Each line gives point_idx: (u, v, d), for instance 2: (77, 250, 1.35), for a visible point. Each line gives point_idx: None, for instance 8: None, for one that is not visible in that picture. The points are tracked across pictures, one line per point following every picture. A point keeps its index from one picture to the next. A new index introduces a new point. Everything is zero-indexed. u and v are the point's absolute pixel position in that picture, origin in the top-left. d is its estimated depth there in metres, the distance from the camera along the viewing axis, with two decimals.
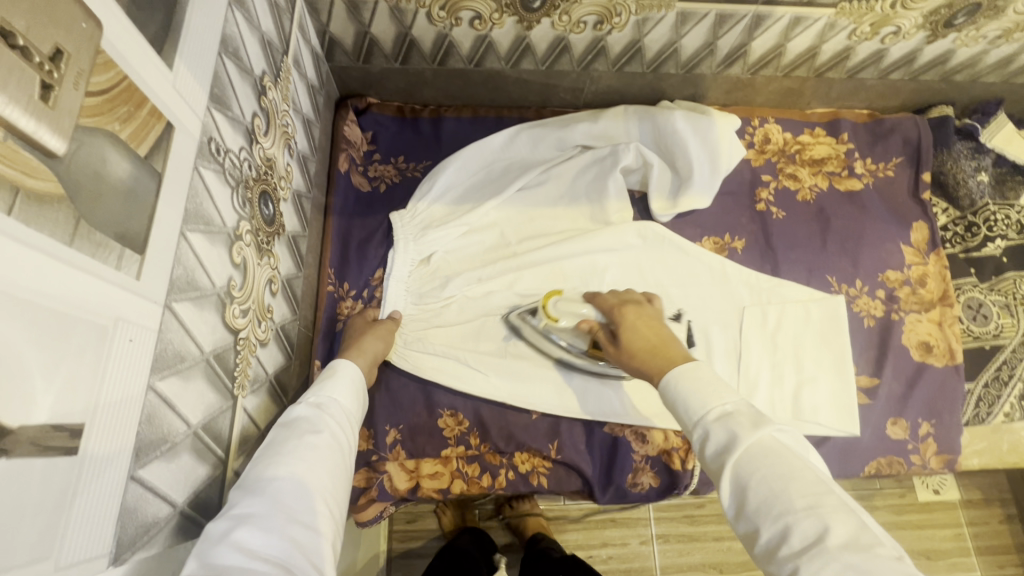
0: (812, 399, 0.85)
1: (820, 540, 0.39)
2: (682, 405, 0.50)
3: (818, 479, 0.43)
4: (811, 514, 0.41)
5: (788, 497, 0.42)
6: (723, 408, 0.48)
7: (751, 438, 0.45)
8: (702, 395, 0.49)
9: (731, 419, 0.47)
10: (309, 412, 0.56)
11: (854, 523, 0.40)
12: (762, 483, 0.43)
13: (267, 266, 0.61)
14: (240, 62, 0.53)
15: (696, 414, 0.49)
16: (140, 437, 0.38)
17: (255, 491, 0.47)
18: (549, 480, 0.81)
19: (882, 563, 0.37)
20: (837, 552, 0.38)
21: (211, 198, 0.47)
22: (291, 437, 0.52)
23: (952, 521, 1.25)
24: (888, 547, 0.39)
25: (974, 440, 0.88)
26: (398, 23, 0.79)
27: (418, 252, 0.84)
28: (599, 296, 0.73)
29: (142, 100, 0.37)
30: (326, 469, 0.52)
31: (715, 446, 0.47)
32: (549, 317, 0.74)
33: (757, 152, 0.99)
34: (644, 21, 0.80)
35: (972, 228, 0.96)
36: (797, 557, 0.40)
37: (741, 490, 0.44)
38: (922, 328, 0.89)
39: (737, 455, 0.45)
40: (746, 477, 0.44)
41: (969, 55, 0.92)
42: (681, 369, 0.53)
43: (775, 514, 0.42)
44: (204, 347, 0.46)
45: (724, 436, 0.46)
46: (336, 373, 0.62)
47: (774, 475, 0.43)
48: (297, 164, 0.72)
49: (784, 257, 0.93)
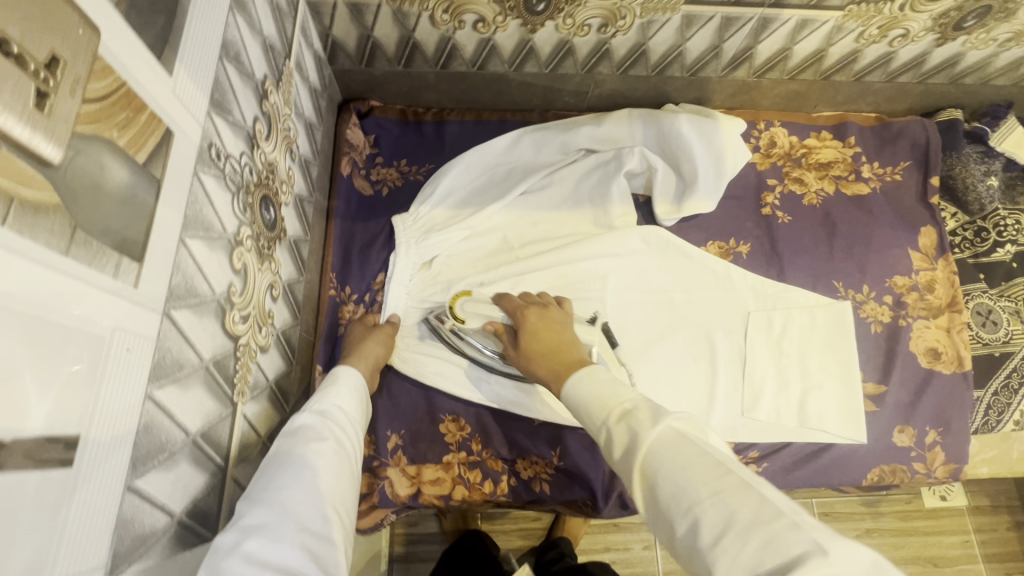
0: (818, 407, 0.84)
1: (727, 526, 0.38)
2: (588, 409, 0.52)
3: (716, 461, 0.42)
4: (715, 501, 0.40)
5: (692, 487, 0.41)
6: (622, 406, 0.49)
7: (652, 434, 0.45)
8: (601, 398, 0.52)
9: (632, 417, 0.48)
10: (313, 421, 0.57)
11: (754, 500, 0.39)
12: (668, 476, 0.43)
13: (268, 271, 0.60)
14: (241, 66, 0.53)
15: (599, 418, 0.50)
16: (137, 448, 0.37)
17: (264, 501, 0.47)
18: (551, 486, 0.80)
19: (785, 536, 0.36)
20: (745, 534, 0.37)
21: (211, 204, 0.47)
22: (297, 446, 0.52)
23: (960, 528, 1.24)
24: (792, 517, 0.38)
25: (983, 449, 0.87)
26: (401, 27, 0.79)
27: (419, 256, 0.84)
28: (504, 297, 0.76)
29: (141, 106, 0.37)
30: (333, 475, 0.52)
31: (625, 448, 0.47)
32: (458, 319, 0.76)
33: (762, 156, 0.98)
34: (649, 24, 0.79)
35: (982, 233, 0.94)
36: (712, 547, 0.38)
37: (653, 490, 0.44)
38: (930, 334, 0.88)
39: (642, 454, 0.45)
40: (655, 473, 0.43)
41: (978, 58, 0.90)
42: (579, 374, 0.56)
43: (684, 507, 0.41)
44: (203, 354, 0.46)
45: (626, 436, 0.47)
46: (338, 379, 0.63)
47: (676, 467, 0.42)
48: (300, 169, 0.72)
49: (790, 262, 0.92)
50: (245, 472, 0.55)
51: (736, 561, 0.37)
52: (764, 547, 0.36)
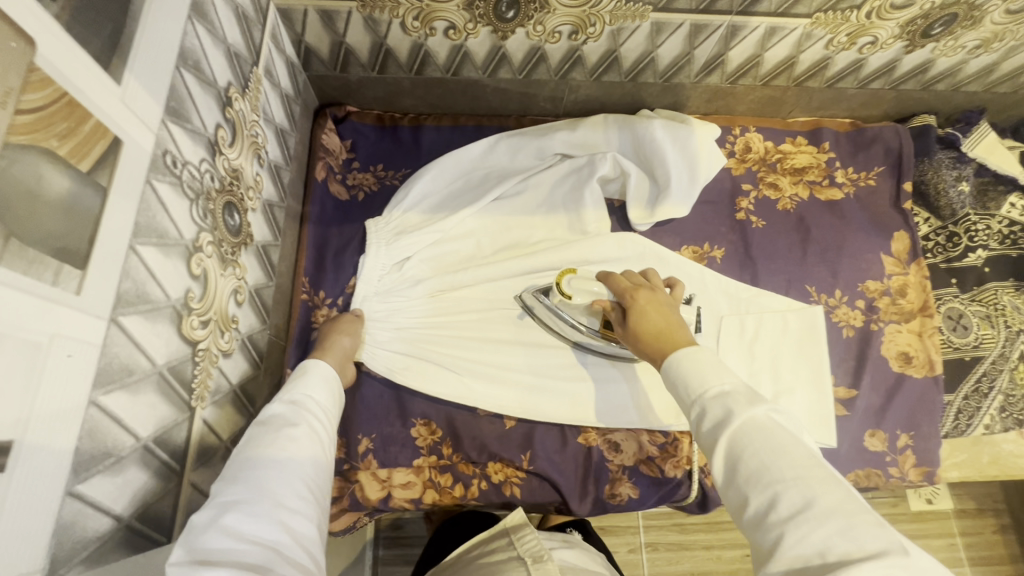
0: (788, 410, 0.84)
1: (807, 508, 0.40)
2: (682, 384, 0.51)
3: (809, 453, 0.43)
4: (801, 484, 0.41)
5: (778, 466, 0.42)
6: (722, 386, 0.48)
7: (744, 415, 0.45)
8: (704, 375, 0.49)
9: (730, 397, 0.47)
10: (285, 410, 0.56)
11: (841, 492, 0.40)
12: (755, 455, 0.43)
13: (233, 276, 0.61)
14: (202, 74, 0.54)
15: (695, 392, 0.49)
16: (79, 453, 0.37)
17: (238, 482, 0.48)
18: (522, 491, 0.80)
19: (866, 532, 0.38)
20: (824, 519, 0.38)
21: (166, 211, 0.47)
22: (268, 432, 0.53)
23: (946, 531, 1.24)
24: (872, 514, 0.39)
25: (954, 453, 0.87)
26: (373, 33, 0.80)
27: (389, 258, 0.84)
28: (612, 276, 0.69)
29: (84, 117, 0.37)
30: (308, 458, 0.52)
31: (711, 422, 0.47)
32: (563, 294, 0.74)
33: (737, 160, 0.99)
34: (619, 31, 0.80)
35: (954, 238, 0.94)
36: (783, 522, 0.40)
37: (734, 464, 0.44)
38: (902, 338, 0.89)
39: (732, 428, 0.45)
40: (739, 449, 0.44)
41: (949, 65, 0.91)
42: (684, 352, 0.52)
43: (765, 483, 0.42)
44: (156, 359, 0.46)
45: (720, 411, 0.46)
46: (307, 374, 0.62)
47: (767, 449, 0.43)
48: (270, 174, 0.73)
49: (763, 267, 0.93)
50: (205, 477, 0.56)
51: (803, 542, 0.38)
52: (837, 535, 0.38)
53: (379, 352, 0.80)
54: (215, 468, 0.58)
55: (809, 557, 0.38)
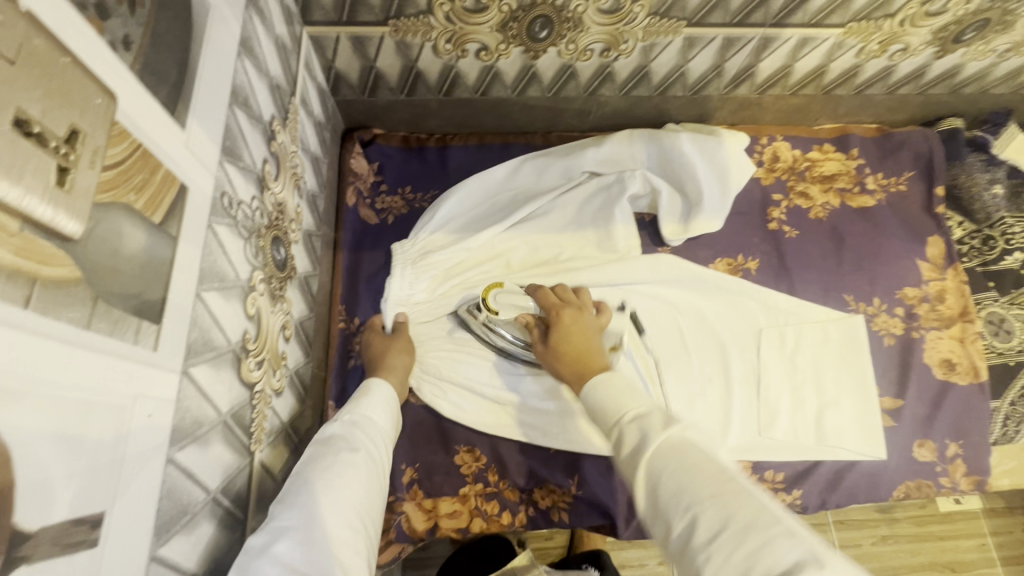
0: (835, 422, 0.83)
1: (723, 528, 0.37)
2: (603, 407, 0.50)
3: (721, 468, 0.40)
4: (715, 504, 0.38)
5: (692, 488, 0.39)
6: (637, 410, 0.47)
7: (659, 438, 0.43)
8: (620, 400, 0.49)
9: (644, 420, 0.46)
10: (343, 431, 0.55)
11: (754, 505, 0.38)
12: (672, 477, 0.41)
13: (281, 312, 0.60)
14: (250, 110, 0.53)
15: (615, 415, 0.48)
16: (160, 515, 0.36)
17: (294, 504, 0.47)
18: (570, 516, 0.79)
19: (784, 545, 0.35)
20: (739, 538, 0.36)
21: (225, 253, 0.46)
22: (327, 454, 0.52)
23: (976, 531, 1.22)
24: (787, 523, 0.36)
25: (1003, 460, 0.85)
26: (404, 57, 0.79)
27: (416, 280, 0.82)
28: (539, 291, 0.73)
29: (156, 166, 0.36)
30: (361, 487, 0.51)
31: (630, 448, 0.45)
32: (490, 309, 0.76)
33: (766, 170, 0.98)
34: (651, 46, 0.80)
35: (989, 241, 0.94)
36: (705, 545, 0.37)
37: (653, 491, 0.42)
38: (944, 345, 0.88)
39: (648, 453, 0.43)
40: (656, 474, 0.42)
41: (978, 68, 0.91)
42: (600, 377, 0.53)
43: (683, 506, 0.39)
44: (221, 408, 0.45)
45: (636, 436, 0.45)
46: (371, 392, 0.62)
47: (681, 467, 0.41)
48: (307, 204, 0.72)
49: (799, 277, 0.92)
50: None
51: (729, 562, 0.36)
52: (759, 553, 0.35)
53: (423, 382, 0.79)
54: None
55: None
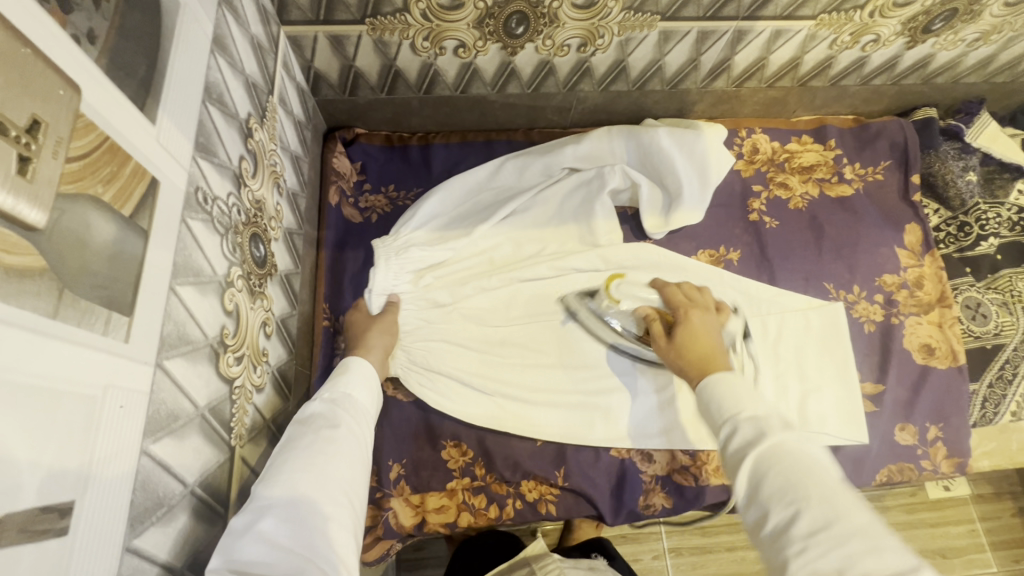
0: (818, 409, 0.84)
1: (828, 527, 0.39)
2: (717, 405, 0.52)
3: (841, 483, 0.42)
4: (826, 506, 0.40)
5: (801, 485, 0.41)
6: (755, 412, 0.49)
7: (775, 438, 0.45)
8: (738, 398, 0.51)
9: (761, 420, 0.47)
10: (324, 408, 0.55)
11: (870, 520, 0.39)
12: (779, 472, 0.43)
13: (261, 308, 0.60)
14: (225, 107, 0.53)
15: (728, 412, 0.50)
16: (134, 506, 0.36)
17: (275, 485, 0.47)
18: (558, 508, 0.79)
19: (889, 556, 0.37)
20: (842, 540, 0.38)
21: (201, 249, 0.46)
22: (308, 432, 0.52)
23: (965, 517, 1.24)
24: (894, 540, 0.38)
25: (983, 441, 0.87)
26: (383, 56, 0.79)
27: (399, 275, 0.81)
28: (669, 288, 0.77)
29: (125, 159, 0.37)
30: (345, 461, 0.51)
31: (739, 440, 0.47)
32: (611, 297, 0.80)
33: (746, 162, 0.99)
34: (627, 41, 0.81)
35: (965, 227, 0.96)
36: (805, 538, 0.39)
37: (757, 484, 0.44)
38: (923, 330, 0.89)
39: (760, 447, 0.45)
40: (765, 467, 0.44)
41: (949, 58, 0.93)
42: (721, 376, 0.55)
43: (788, 499, 0.41)
44: (198, 402, 0.45)
45: (751, 431, 0.47)
46: (349, 369, 0.61)
47: (789, 467, 0.43)
48: (288, 202, 0.72)
49: (781, 266, 0.93)
50: None
51: (824, 558, 0.38)
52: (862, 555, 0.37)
53: (412, 372, 0.79)
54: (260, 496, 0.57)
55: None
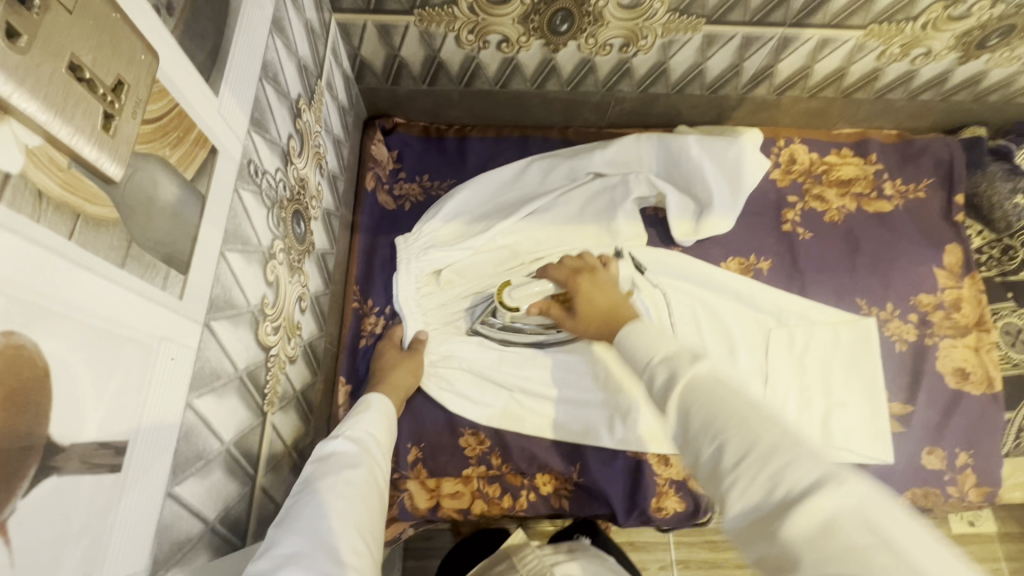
0: (842, 425, 0.82)
1: (750, 452, 0.36)
2: (635, 350, 0.49)
3: (751, 400, 0.39)
4: (743, 430, 0.37)
5: (719, 415, 0.38)
6: (667, 351, 0.46)
7: (689, 371, 0.42)
8: (651, 343, 0.48)
9: (674, 359, 0.44)
10: (347, 448, 0.56)
11: (782, 431, 0.36)
12: (701, 406, 0.40)
13: (298, 283, 0.62)
14: (279, 86, 0.56)
15: (644, 358, 0.47)
16: (177, 455, 0.38)
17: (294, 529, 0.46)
18: (571, 502, 0.80)
19: (808, 463, 0.34)
20: (765, 460, 0.35)
21: (249, 218, 0.49)
22: (329, 473, 0.52)
23: (989, 555, 1.19)
24: (812, 448, 0.35)
25: (1014, 472, 0.84)
26: (427, 47, 0.81)
27: (422, 270, 0.85)
28: (550, 270, 0.78)
29: (190, 126, 0.39)
30: (362, 506, 0.50)
31: (660, 385, 0.44)
32: (506, 308, 0.78)
33: (782, 172, 0.98)
34: (670, 43, 0.81)
35: (1009, 251, 0.93)
36: (733, 469, 0.36)
37: (683, 419, 0.41)
38: (958, 353, 0.87)
39: (680, 388, 0.42)
40: (687, 405, 0.41)
41: (1003, 76, 0.90)
42: (626, 330, 0.52)
43: (710, 432, 0.38)
44: (238, 364, 0.47)
45: (667, 372, 0.44)
46: (371, 407, 0.64)
47: (705, 396, 0.40)
48: (328, 184, 0.74)
49: (811, 279, 0.92)
50: (274, 483, 0.57)
51: (754, 484, 0.35)
52: (785, 470, 0.34)
53: (431, 373, 0.81)
54: (283, 476, 0.59)
55: (759, 499, 0.34)
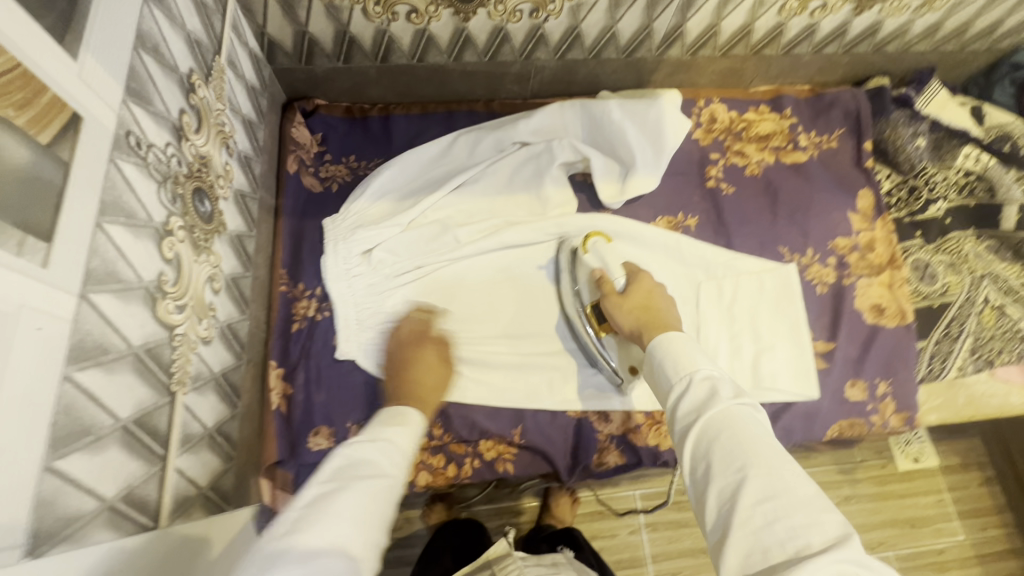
0: (770, 366, 0.86)
1: (773, 497, 0.42)
2: (670, 364, 0.55)
3: (781, 450, 0.45)
4: (770, 474, 0.43)
5: (751, 454, 0.44)
6: (708, 374, 0.52)
7: (723, 403, 0.48)
8: (681, 359, 0.55)
9: (714, 385, 0.51)
10: (378, 452, 0.51)
11: (810, 488, 0.43)
12: (730, 439, 0.46)
13: (207, 263, 0.60)
14: (162, 58, 0.54)
15: (684, 372, 0.53)
16: (55, 428, 0.37)
17: (307, 520, 0.43)
18: (515, 465, 0.81)
19: (829, 527, 0.40)
20: (788, 510, 0.41)
21: (133, 191, 0.47)
22: (353, 477, 0.47)
23: (934, 488, 1.26)
24: (832, 509, 0.42)
25: (930, 397, 0.89)
26: (336, 21, 0.80)
27: (352, 251, 0.82)
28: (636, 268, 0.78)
29: (40, 89, 0.37)
30: (379, 516, 0.47)
31: (693, 404, 0.50)
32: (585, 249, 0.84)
33: (704, 131, 1.01)
34: (578, 6, 0.82)
35: (915, 192, 0.98)
36: (750, 506, 0.42)
37: (704, 450, 0.47)
38: (874, 291, 0.92)
39: (713, 412, 0.48)
40: (714, 434, 0.47)
41: (897, 25, 0.95)
42: (666, 337, 0.58)
43: (736, 467, 0.44)
44: (132, 340, 0.46)
45: (702, 394, 0.50)
46: (406, 420, 0.56)
47: (741, 428, 0.46)
48: (239, 165, 0.72)
49: (736, 231, 0.95)
50: (193, 465, 0.55)
51: (767, 528, 0.41)
52: (805, 526, 0.40)
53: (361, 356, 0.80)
54: (204, 458, 0.58)
55: (769, 542, 0.40)
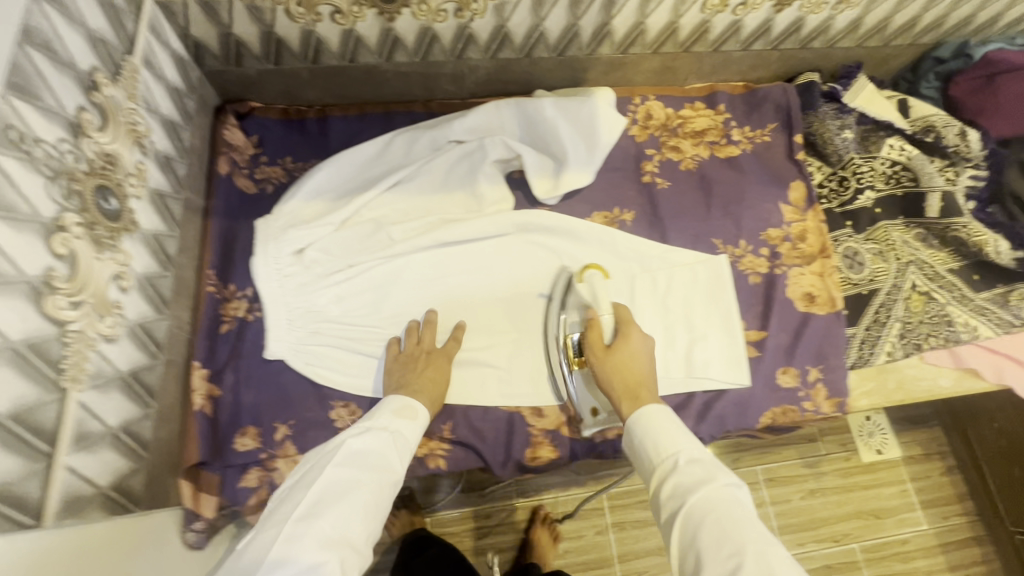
0: (702, 355, 0.87)
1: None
2: (652, 443, 0.63)
3: (766, 533, 0.54)
4: (755, 557, 0.51)
5: (739, 538, 0.52)
6: (692, 454, 0.60)
7: (713, 487, 0.56)
8: (664, 437, 0.62)
9: (699, 465, 0.59)
10: (381, 447, 0.63)
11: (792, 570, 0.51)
12: (720, 523, 0.53)
13: (113, 261, 0.60)
14: (55, 55, 0.54)
15: (669, 452, 0.61)
16: None
17: (323, 509, 0.55)
18: (447, 462, 0.81)
19: None
20: None
21: (13, 186, 0.47)
22: (363, 471, 0.60)
23: (896, 479, 1.28)
24: None
25: (861, 382, 0.91)
26: (259, 22, 0.81)
27: (283, 251, 0.82)
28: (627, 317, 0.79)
29: None
30: (380, 506, 0.59)
31: (682, 484, 0.58)
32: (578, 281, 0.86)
33: (640, 127, 1.02)
34: (501, 6, 0.83)
35: (844, 182, 1.00)
36: None
37: (693, 532, 0.54)
38: (805, 280, 0.93)
39: (702, 495, 0.56)
40: (705, 518, 0.54)
41: (819, 22, 0.98)
42: (649, 412, 0.65)
43: (727, 552, 0.52)
44: (10, 335, 0.46)
45: (693, 475, 0.58)
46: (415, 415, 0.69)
47: (733, 509, 0.54)
48: (156, 164, 0.72)
49: (671, 225, 0.96)
50: (88, 463, 0.55)
51: None
52: None
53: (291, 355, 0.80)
54: (105, 457, 0.57)
55: None
